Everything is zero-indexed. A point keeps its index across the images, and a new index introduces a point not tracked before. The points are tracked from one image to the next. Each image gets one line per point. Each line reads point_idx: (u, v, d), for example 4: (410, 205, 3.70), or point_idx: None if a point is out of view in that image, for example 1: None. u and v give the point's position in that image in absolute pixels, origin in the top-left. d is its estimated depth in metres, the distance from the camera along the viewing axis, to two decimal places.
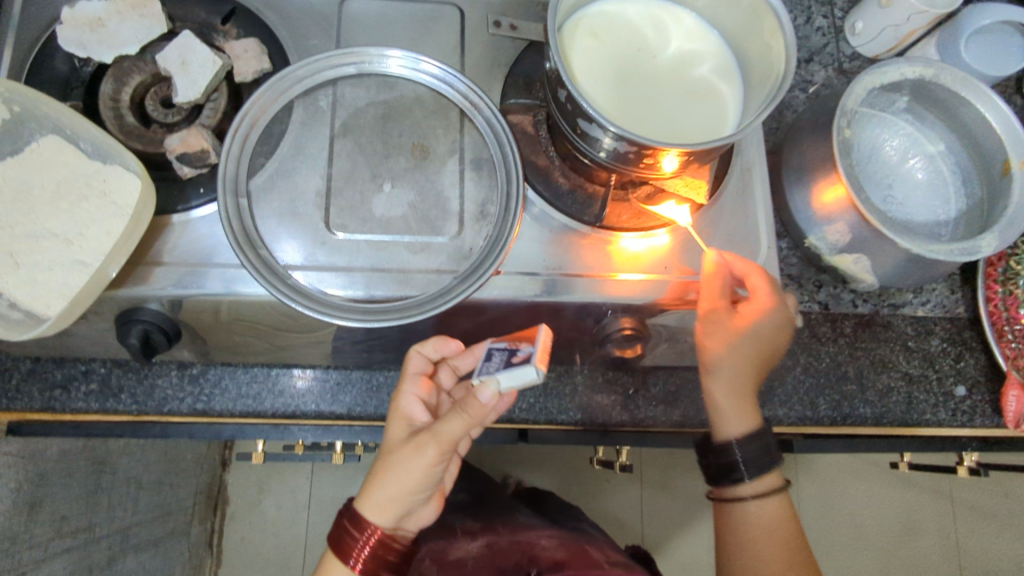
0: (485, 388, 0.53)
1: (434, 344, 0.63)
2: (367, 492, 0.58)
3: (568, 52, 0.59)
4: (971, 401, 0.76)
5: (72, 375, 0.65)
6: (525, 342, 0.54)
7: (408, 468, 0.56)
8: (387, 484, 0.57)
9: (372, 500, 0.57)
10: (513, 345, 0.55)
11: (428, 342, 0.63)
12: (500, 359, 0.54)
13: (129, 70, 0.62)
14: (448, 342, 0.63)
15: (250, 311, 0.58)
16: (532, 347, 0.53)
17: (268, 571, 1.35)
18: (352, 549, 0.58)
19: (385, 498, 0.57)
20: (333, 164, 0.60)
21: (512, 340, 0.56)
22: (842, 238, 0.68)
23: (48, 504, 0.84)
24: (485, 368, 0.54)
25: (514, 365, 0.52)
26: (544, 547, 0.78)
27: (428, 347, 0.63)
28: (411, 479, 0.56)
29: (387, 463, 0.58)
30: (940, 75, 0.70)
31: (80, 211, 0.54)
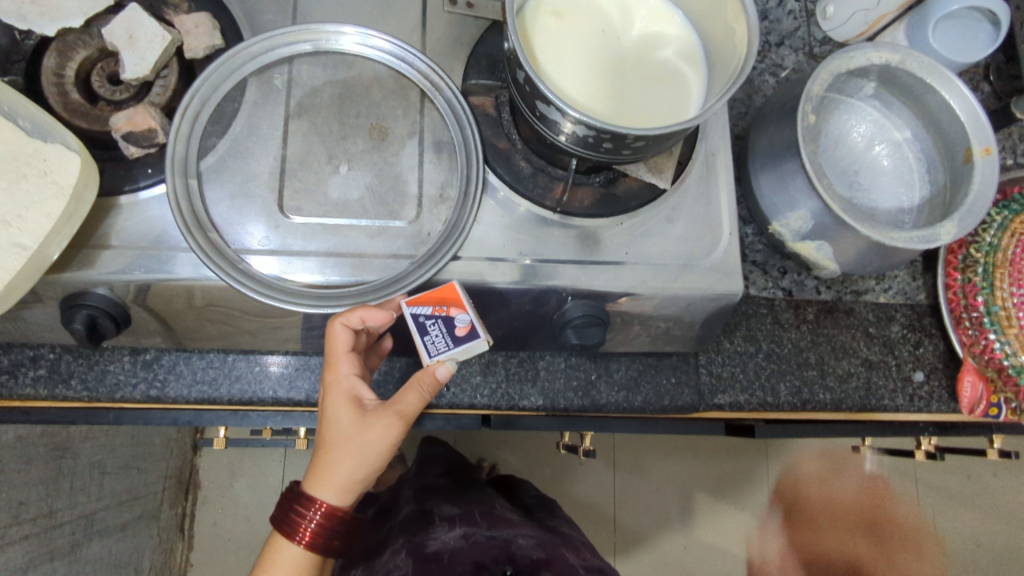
0: (439, 364, 0.56)
1: (364, 314, 0.55)
2: (321, 476, 0.57)
3: (529, 32, 0.58)
4: (928, 387, 0.77)
5: (19, 360, 0.63)
6: (456, 308, 0.55)
7: (373, 448, 0.56)
8: (348, 465, 0.56)
9: (328, 481, 0.57)
10: (442, 313, 0.55)
11: (354, 312, 0.55)
12: (438, 331, 0.55)
13: (73, 45, 0.59)
14: (377, 311, 0.55)
15: (222, 296, 0.57)
16: (470, 317, 0.55)
17: (240, 555, 1.34)
18: (304, 531, 0.58)
19: (348, 478, 0.57)
20: (287, 144, 0.58)
21: (435, 305, 0.55)
22: (804, 225, 0.68)
23: (5, 490, 0.83)
24: (432, 348, 0.56)
25: (462, 339, 0.55)
26: (522, 546, 0.79)
27: (355, 318, 0.55)
28: (371, 459, 0.56)
29: (342, 446, 0.56)
30: (906, 62, 0.70)
31: (18, 191, 0.52)
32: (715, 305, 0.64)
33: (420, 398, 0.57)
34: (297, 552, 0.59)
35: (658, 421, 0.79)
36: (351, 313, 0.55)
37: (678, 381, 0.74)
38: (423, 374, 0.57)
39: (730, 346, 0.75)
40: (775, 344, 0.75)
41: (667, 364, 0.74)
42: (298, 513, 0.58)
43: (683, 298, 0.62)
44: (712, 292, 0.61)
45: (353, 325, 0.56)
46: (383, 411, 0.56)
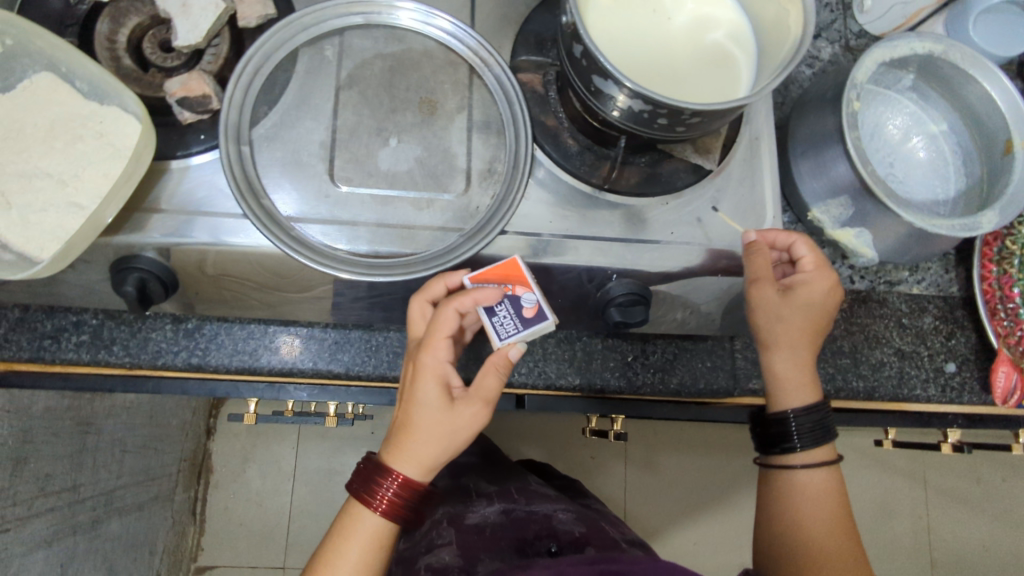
0: (511, 347, 0.57)
1: (478, 294, 0.57)
2: (407, 450, 0.57)
3: (584, 8, 0.58)
4: (960, 378, 0.77)
5: (63, 325, 0.64)
6: (522, 288, 0.58)
7: (457, 431, 0.56)
8: (428, 444, 0.56)
9: (413, 455, 0.56)
10: (507, 292, 0.59)
11: (467, 296, 0.57)
12: (507, 311, 0.59)
13: (126, 10, 0.59)
14: (489, 290, 0.57)
15: (240, 258, 0.56)
16: (534, 297, 0.58)
17: (252, 539, 1.34)
18: (380, 501, 0.57)
19: (430, 457, 0.56)
20: (337, 115, 0.58)
21: (501, 283, 0.58)
22: (844, 211, 0.68)
23: (32, 462, 0.82)
24: (502, 329, 0.60)
25: (530, 321, 0.59)
26: (562, 522, 0.78)
27: (468, 300, 0.57)
28: (457, 440, 0.57)
29: (427, 425, 0.56)
30: (949, 52, 0.70)
31: (75, 151, 0.52)
32: None
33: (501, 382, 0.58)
34: (372, 524, 0.58)
35: (689, 406, 0.80)
36: (463, 296, 0.57)
37: (713, 364, 0.74)
38: (496, 356, 0.58)
39: None
40: None
41: (703, 348, 0.75)
42: (375, 482, 0.57)
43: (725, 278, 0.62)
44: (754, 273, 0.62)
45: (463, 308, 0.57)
46: (474, 397, 0.57)
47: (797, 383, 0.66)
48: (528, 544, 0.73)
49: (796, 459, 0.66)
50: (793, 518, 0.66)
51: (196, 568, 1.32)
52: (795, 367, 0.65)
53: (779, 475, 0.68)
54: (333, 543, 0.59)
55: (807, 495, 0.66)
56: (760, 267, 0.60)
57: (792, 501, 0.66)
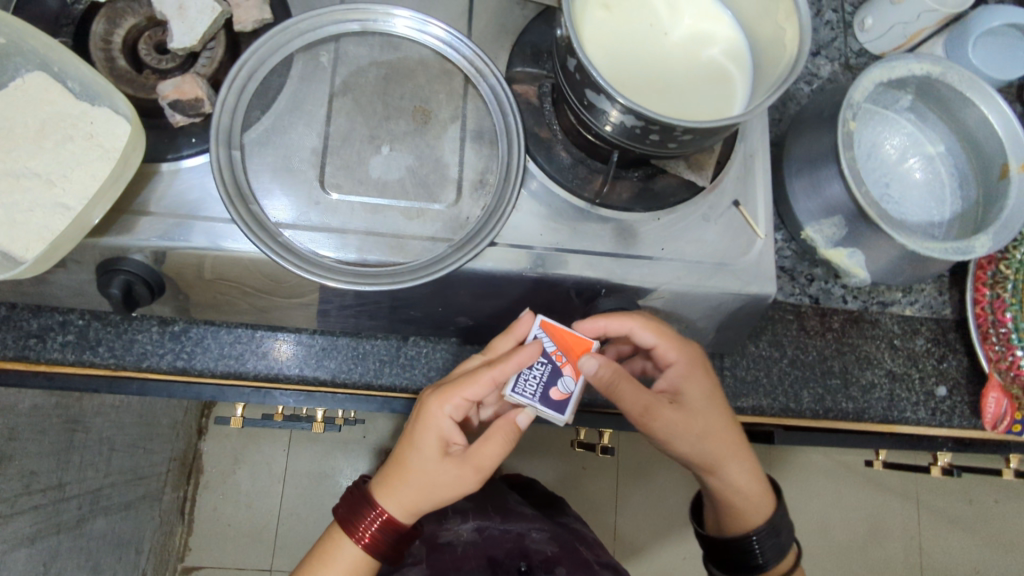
0: (522, 410, 0.59)
1: (521, 357, 0.56)
2: (394, 486, 0.58)
3: (581, 21, 0.58)
4: (951, 401, 0.77)
5: (48, 325, 0.64)
6: (570, 368, 0.59)
7: (445, 489, 0.57)
8: (416, 492, 0.57)
9: (398, 493, 0.58)
10: (557, 359, 0.59)
11: (511, 359, 0.56)
12: (541, 377, 0.59)
13: (122, 11, 0.59)
14: (530, 352, 0.57)
15: (231, 268, 0.57)
16: (573, 389, 0.59)
17: (239, 541, 1.34)
18: (364, 532, 0.58)
19: (415, 503, 0.57)
20: (330, 122, 0.58)
21: (558, 349, 0.59)
22: (837, 232, 0.68)
23: (18, 460, 0.82)
24: (525, 386, 0.59)
25: (549, 403, 0.59)
26: (535, 541, 0.78)
27: (511, 365, 0.56)
28: (442, 491, 0.58)
29: (419, 472, 0.57)
30: (947, 74, 0.69)
31: (64, 152, 0.52)
32: (746, 306, 0.64)
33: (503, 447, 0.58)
34: (353, 552, 0.59)
35: None
36: (506, 363, 0.56)
37: None
38: (505, 423, 0.58)
39: (756, 350, 0.75)
40: (798, 350, 0.76)
41: None
42: (362, 512, 0.59)
43: (715, 297, 0.62)
44: (745, 293, 0.62)
45: (500, 374, 0.56)
46: (471, 459, 0.57)
47: (727, 460, 0.63)
48: (500, 563, 0.73)
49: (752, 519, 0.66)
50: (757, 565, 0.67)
51: (182, 569, 1.31)
52: (715, 452, 0.63)
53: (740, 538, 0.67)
54: (313, 566, 0.59)
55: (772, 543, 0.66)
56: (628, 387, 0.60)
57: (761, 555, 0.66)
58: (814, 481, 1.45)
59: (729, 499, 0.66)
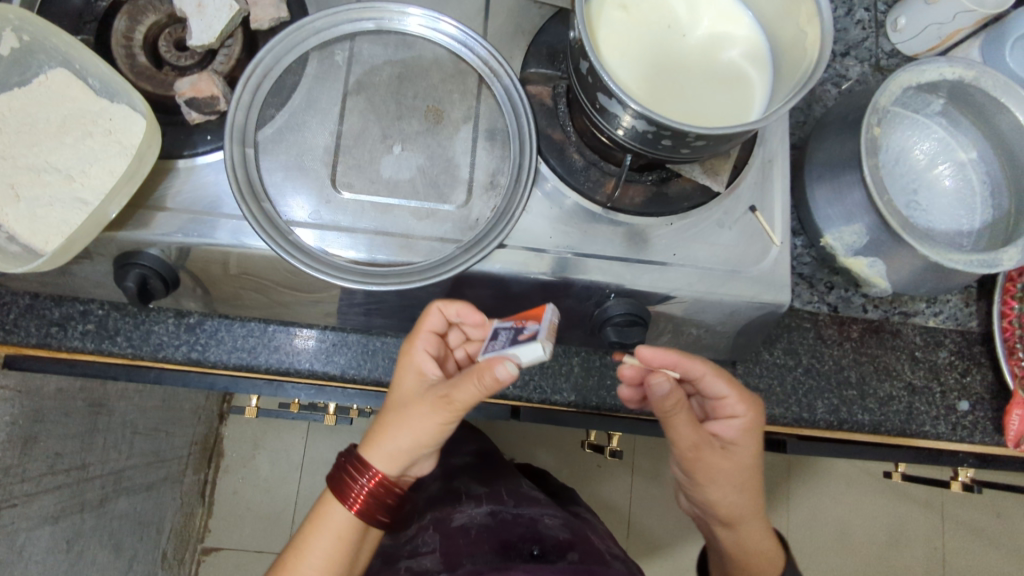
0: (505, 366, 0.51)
1: (461, 304, 0.58)
2: (371, 441, 0.57)
3: (596, 23, 0.57)
4: (973, 417, 0.74)
5: (69, 314, 0.66)
6: (531, 319, 0.52)
7: (415, 421, 0.54)
8: (400, 436, 0.55)
9: (372, 440, 0.56)
10: (517, 323, 0.53)
11: (453, 304, 0.58)
12: (505, 335, 0.53)
13: (143, 9, 0.60)
14: (473, 310, 0.58)
15: (261, 264, 0.57)
16: (539, 327, 0.51)
17: (257, 525, 1.37)
18: (355, 498, 0.57)
19: (390, 443, 0.55)
20: (343, 121, 0.59)
21: (516, 319, 0.54)
22: (858, 240, 0.66)
23: (43, 440, 0.85)
24: (492, 346, 0.53)
25: (518, 341, 0.51)
26: (548, 526, 0.78)
27: (450, 309, 0.58)
28: (412, 429, 0.55)
29: (395, 416, 0.56)
30: (981, 79, 0.66)
31: (83, 148, 0.53)
32: (759, 314, 0.62)
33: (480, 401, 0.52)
34: (344, 518, 0.57)
35: None
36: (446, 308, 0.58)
37: None
38: (484, 370, 0.50)
39: (770, 358, 0.74)
40: (814, 359, 0.74)
41: None
42: (352, 478, 0.57)
43: (728, 305, 0.61)
44: (758, 300, 0.60)
45: (448, 311, 0.58)
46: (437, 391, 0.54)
47: (749, 518, 0.63)
48: (512, 546, 0.73)
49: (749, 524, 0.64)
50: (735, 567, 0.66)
51: (202, 549, 1.34)
52: (746, 510, 0.63)
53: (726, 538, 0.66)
54: (304, 532, 0.58)
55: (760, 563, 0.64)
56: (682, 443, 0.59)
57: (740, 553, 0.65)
58: (833, 488, 1.42)
59: (729, 515, 0.63)
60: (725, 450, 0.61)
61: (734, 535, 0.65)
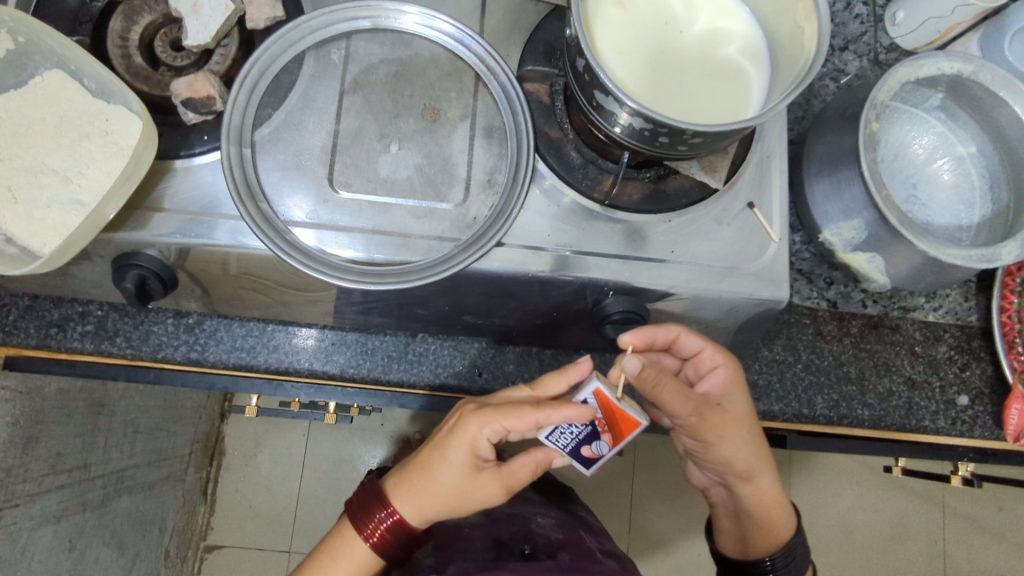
0: (557, 454, 0.58)
1: (569, 413, 0.52)
2: (412, 495, 0.56)
3: (593, 20, 0.57)
4: (973, 411, 0.75)
5: (68, 315, 0.67)
6: (608, 437, 0.55)
7: (468, 502, 0.56)
8: (450, 506, 0.56)
9: (414, 501, 0.56)
10: (597, 427, 0.54)
11: (558, 413, 0.52)
12: (577, 436, 0.55)
13: (139, 9, 0.60)
14: (581, 416, 0.53)
15: (260, 264, 0.58)
16: (604, 453, 0.56)
17: (259, 523, 1.37)
18: (373, 530, 0.58)
19: (437, 512, 0.56)
20: (340, 119, 0.58)
21: (597, 419, 0.54)
22: (856, 235, 0.66)
23: (44, 440, 0.85)
24: (558, 440, 0.56)
25: (580, 456, 0.57)
26: (541, 526, 0.78)
27: (555, 415, 0.53)
28: (461, 505, 0.56)
29: (445, 489, 0.55)
30: (979, 73, 0.66)
31: (80, 149, 0.53)
32: (758, 310, 0.62)
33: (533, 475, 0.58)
34: (361, 550, 0.58)
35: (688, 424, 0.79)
36: (552, 412, 0.52)
37: None
38: (541, 456, 0.58)
39: (769, 354, 0.74)
40: (814, 355, 0.74)
41: None
42: (373, 511, 0.58)
43: (727, 301, 0.61)
44: (757, 296, 0.60)
45: (544, 418, 0.53)
46: (497, 478, 0.56)
47: (762, 471, 0.65)
48: (504, 544, 0.72)
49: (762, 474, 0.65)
50: (760, 527, 0.67)
51: (204, 547, 1.35)
52: (757, 458, 0.64)
53: (743, 493, 0.66)
54: (320, 560, 0.59)
55: (775, 510, 0.66)
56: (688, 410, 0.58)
57: (761, 507, 0.66)
58: (834, 482, 1.42)
59: (744, 467, 0.64)
60: (723, 404, 0.61)
61: (752, 491, 0.65)
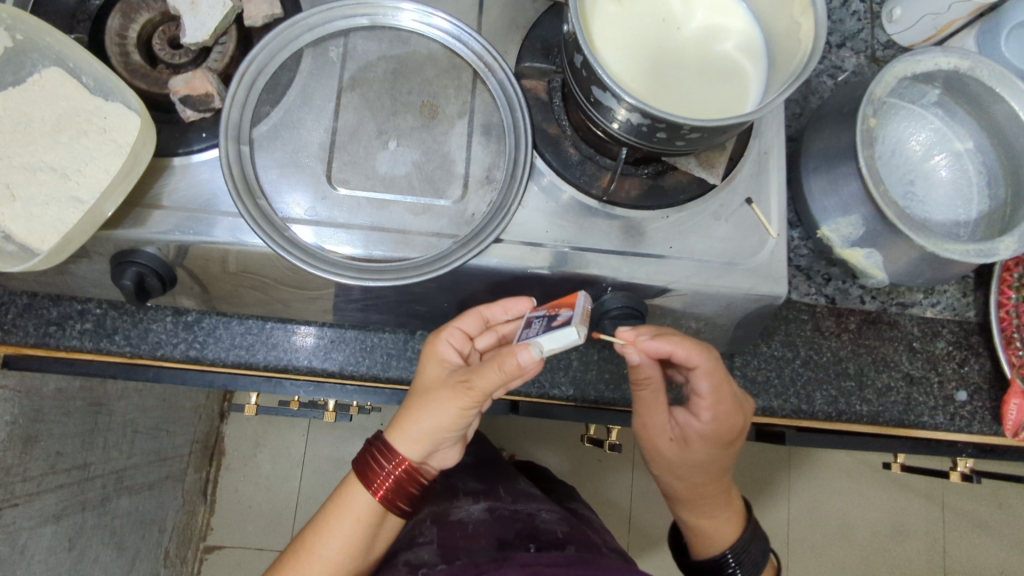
0: (524, 348, 0.49)
1: (507, 306, 0.59)
2: (397, 426, 0.57)
3: (590, 16, 0.57)
4: (971, 407, 0.75)
5: (67, 314, 0.67)
6: (566, 308, 0.51)
7: (434, 410, 0.55)
8: (438, 435, 0.56)
9: (400, 431, 0.57)
10: (551, 311, 0.52)
11: (496, 304, 0.59)
12: (539, 326, 0.51)
13: (137, 7, 0.60)
14: (519, 301, 0.58)
15: (261, 262, 0.58)
16: (572, 313, 0.50)
17: (258, 523, 1.37)
18: (379, 483, 0.58)
19: (414, 430, 0.56)
20: (338, 117, 0.58)
21: (551, 307, 0.53)
22: (855, 231, 0.66)
23: (43, 440, 0.85)
24: (526, 333, 0.52)
25: (555, 327, 0.49)
26: (545, 521, 0.78)
27: (496, 308, 0.59)
28: (437, 414, 0.55)
29: (421, 400, 0.56)
30: (976, 68, 0.66)
31: (78, 146, 0.53)
32: (757, 306, 0.62)
33: (499, 376, 0.51)
34: (367, 501, 0.58)
35: None
36: (494, 305, 0.59)
37: None
38: (506, 357, 0.50)
39: (768, 350, 0.74)
40: (812, 351, 0.74)
41: None
42: (375, 462, 0.58)
43: (725, 296, 0.61)
44: (755, 292, 0.60)
45: (488, 313, 0.59)
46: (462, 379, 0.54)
47: (701, 502, 0.66)
48: (510, 543, 0.71)
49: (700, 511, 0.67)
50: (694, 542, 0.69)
51: (203, 548, 1.34)
52: (693, 493, 0.65)
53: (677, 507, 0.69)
54: (327, 514, 0.59)
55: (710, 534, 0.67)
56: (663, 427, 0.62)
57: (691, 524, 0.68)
58: (834, 480, 1.42)
59: (682, 494, 0.66)
60: (677, 438, 0.63)
61: (682, 513, 0.68)
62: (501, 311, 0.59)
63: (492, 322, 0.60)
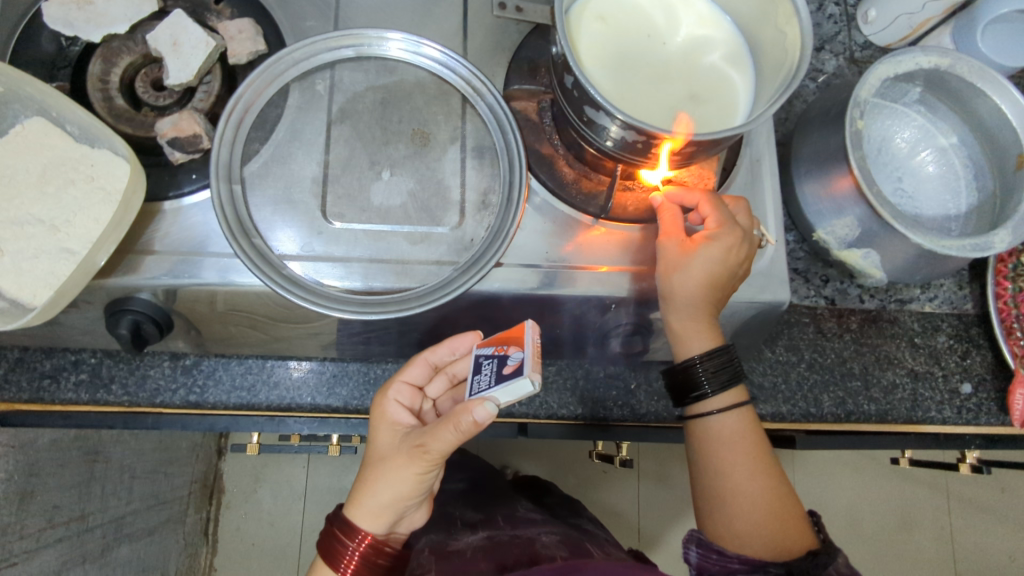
0: (477, 404, 0.48)
1: (451, 344, 0.59)
2: (356, 500, 0.56)
3: (575, 36, 0.57)
4: (977, 399, 0.75)
5: (62, 365, 0.66)
6: (514, 346, 0.49)
7: (393, 477, 0.54)
8: (399, 504, 0.56)
9: (360, 506, 0.56)
10: (501, 351, 0.50)
11: (444, 344, 0.59)
12: (490, 368, 0.50)
13: (117, 51, 0.59)
14: (462, 338, 0.58)
15: (248, 301, 0.56)
16: (522, 353, 0.48)
17: (263, 561, 1.34)
18: (347, 562, 0.57)
19: (377, 504, 0.55)
20: (329, 150, 0.58)
21: (498, 345, 0.51)
22: (851, 232, 0.66)
23: (39, 494, 0.82)
24: (478, 384, 0.50)
25: (506, 378, 0.48)
26: (544, 543, 0.72)
27: (442, 349, 0.59)
28: (398, 482, 0.54)
29: (378, 470, 0.55)
30: (956, 66, 0.67)
31: (66, 197, 0.52)
32: (759, 313, 0.62)
33: (453, 434, 0.50)
34: None
35: None
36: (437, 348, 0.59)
37: None
38: (461, 415, 0.49)
39: (773, 356, 0.74)
40: (817, 354, 0.74)
41: None
42: (339, 543, 0.57)
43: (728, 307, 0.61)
44: (757, 299, 0.60)
45: (431, 358, 0.59)
46: (416, 442, 0.53)
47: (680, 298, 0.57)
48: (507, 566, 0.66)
49: (709, 406, 0.60)
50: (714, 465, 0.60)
51: None
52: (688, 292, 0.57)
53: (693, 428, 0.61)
54: None
55: (723, 442, 0.59)
56: (665, 223, 0.57)
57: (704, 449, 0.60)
58: (838, 476, 1.42)
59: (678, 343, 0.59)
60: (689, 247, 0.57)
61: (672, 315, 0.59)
62: (447, 350, 0.59)
63: (441, 365, 0.60)
